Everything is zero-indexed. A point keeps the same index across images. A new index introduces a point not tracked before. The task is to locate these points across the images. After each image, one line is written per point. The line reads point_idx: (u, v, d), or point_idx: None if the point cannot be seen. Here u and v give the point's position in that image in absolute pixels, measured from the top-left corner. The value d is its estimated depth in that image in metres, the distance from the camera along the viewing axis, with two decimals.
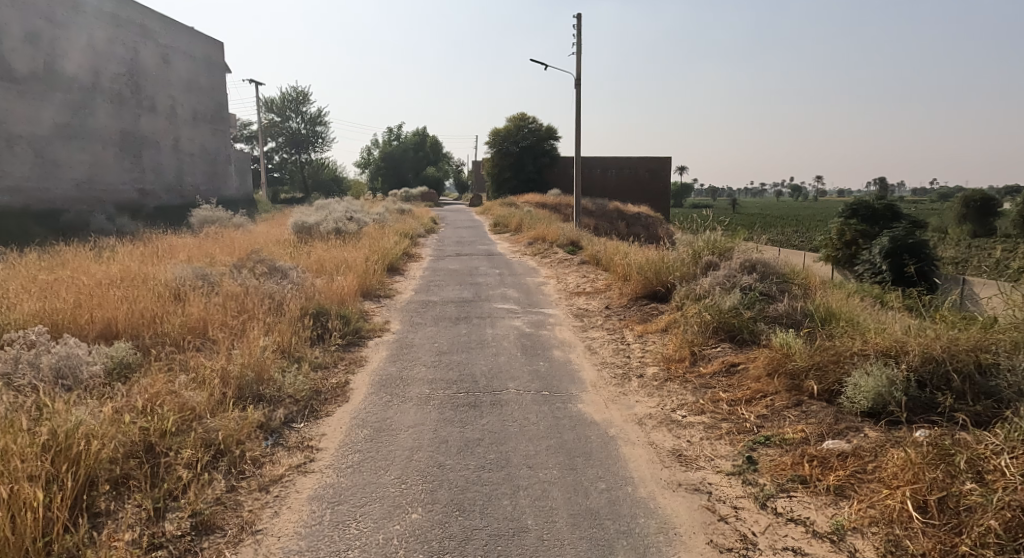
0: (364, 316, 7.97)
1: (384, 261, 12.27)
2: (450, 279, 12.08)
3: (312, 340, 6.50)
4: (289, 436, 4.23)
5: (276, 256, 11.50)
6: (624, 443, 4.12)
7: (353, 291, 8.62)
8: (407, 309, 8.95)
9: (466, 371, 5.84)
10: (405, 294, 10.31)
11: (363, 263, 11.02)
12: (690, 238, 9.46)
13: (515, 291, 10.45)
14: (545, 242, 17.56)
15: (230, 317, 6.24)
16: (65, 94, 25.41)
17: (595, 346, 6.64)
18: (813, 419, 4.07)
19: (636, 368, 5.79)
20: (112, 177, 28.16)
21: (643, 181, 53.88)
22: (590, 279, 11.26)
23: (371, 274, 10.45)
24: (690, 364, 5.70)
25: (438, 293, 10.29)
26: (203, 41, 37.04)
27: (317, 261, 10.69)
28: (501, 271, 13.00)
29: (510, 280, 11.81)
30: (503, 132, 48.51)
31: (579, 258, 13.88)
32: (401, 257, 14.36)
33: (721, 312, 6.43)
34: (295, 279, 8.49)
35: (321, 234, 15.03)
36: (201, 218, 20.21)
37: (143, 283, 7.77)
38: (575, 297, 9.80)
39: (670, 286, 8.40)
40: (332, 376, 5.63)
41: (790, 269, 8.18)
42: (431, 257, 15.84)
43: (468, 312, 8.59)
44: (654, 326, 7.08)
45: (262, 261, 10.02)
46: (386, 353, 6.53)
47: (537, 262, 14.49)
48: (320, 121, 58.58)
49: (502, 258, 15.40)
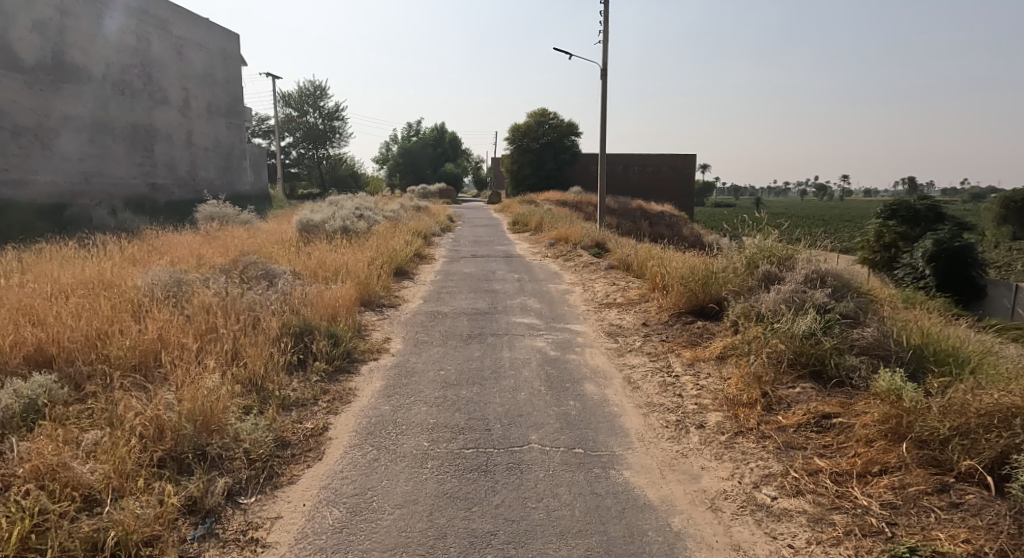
0: (363, 334, 6.83)
1: (390, 264, 11.14)
2: (464, 285, 10.90)
3: (292, 368, 5.35)
4: (229, 521, 3.13)
5: (271, 257, 10.43)
6: (694, 548, 2.95)
7: (352, 302, 7.48)
8: (412, 323, 7.77)
9: (477, 412, 4.64)
10: (411, 303, 9.17)
11: (366, 267, 9.90)
12: (740, 242, 8.18)
13: (536, 301, 9.21)
14: (568, 243, 16.28)
15: (192, 338, 5.14)
16: (75, 85, 24.75)
17: (637, 381, 5.41)
18: (971, 524, 2.86)
19: (693, 414, 4.53)
20: (122, 171, 27.50)
21: (666, 179, 52.25)
22: (620, 289, 9.98)
23: (374, 280, 9.32)
24: (765, 410, 4.44)
25: (449, 303, 9.10)
26: (218, 32, 36.22)
27: (316, 265, 9.59)
28: (521, 276, 11.79)
29: (531, 287, 10.60)
30: (523, 128, 47.28)
31: (606, 263, 12.60)
32: (412, 260, 13.22)
33: (797, 341, 5.14)
34: (285, 288, 7.37)
35: (328, 234, 13.94)
36: (207, 214, 19.30)
37: (105, 291, 6.71)
38: (605, 309, 8.57)
39: (721, 300, 7.14)
40: (309, 420, 4.47)
41: (864, 284, 6.88)
42: (444, 259, 14.71)
43: (482, 328, 7.38)
44: (707, 353, 5.84)
45: (252, 264, 8.93)
46: (383, 384, 5.35)
47: (559, 266, 13.29)
48: (338, 116, 57.81)
49: (522, 262, 14.20)
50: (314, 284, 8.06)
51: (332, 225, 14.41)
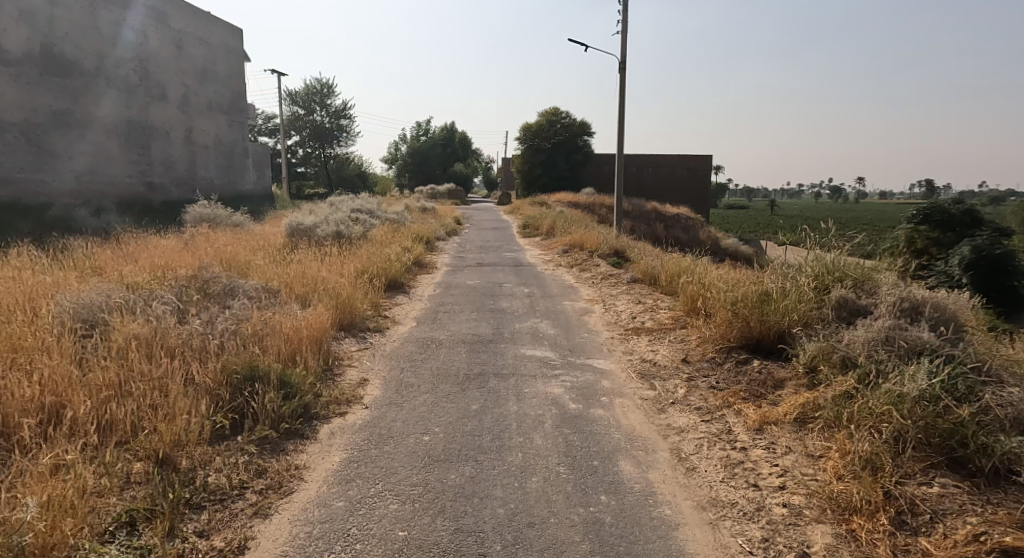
0: (330, 378, 5.41)
1: (381, 277, 9.83)
2: (467, 301, 9.55)
3: (224, 433, 3.98)
4: None
5: (244, 270, 9.15)
6: None
7: (325, 330, 6.09)
8: (399, 355, 6.39)
9: (466, 519, 3.23)
10: (401, 326, 7.84)
11: (351, 283, 8.58)
12: (799, 258, 6.79)
13: (549, 325, 7.78)
14: (584, 251, 14.85)
15: (83, 398, 3.76)
16: (66, 80, 23.58)
17: (690, 457, 3.97)
18: None
19: (783, 531, 3.12)
20: (117, 170, 26.37)
21: (681, 180, 50.62)
22: (648, 309, 8.56)
23: (358, 299, 7.99)
24: (893, 527, 3.02)
25: (447, 327, 7.68)
26: (220, 27, 35.05)
27: (293, 280, 8.30)
28: (533, 290, 10.38)
29: (543, 305, 9.17)
30: (534, 127, 45.92)
31: (628, 276, 11.15)
32: (410, 269, 11.91)
33: (918, 408, 3.66)
34: (242, 312, 5.97)
35: (320, 240, 12.56)
36: (196, 216, 17.98)
37: (12, 314, 5.41)
38: (633, 337, 7.18)
39: (783, 332, 5.72)
40: (222, 532, 3.10)
41: (969, 317, 5.42)
42: (447, 267, 13.35)
43: (483, 365, 5.97)
44: (780, 412, 4.40)
45: (216, 280, 7.57)
46: (344, 457, 3.94)
47: (575, 277, 11.92)
48: (345, 115, 56.67)
49: (532, 271, 12.83)
50: (282, 307, 6.67)
51: (323, 229, 13.04)
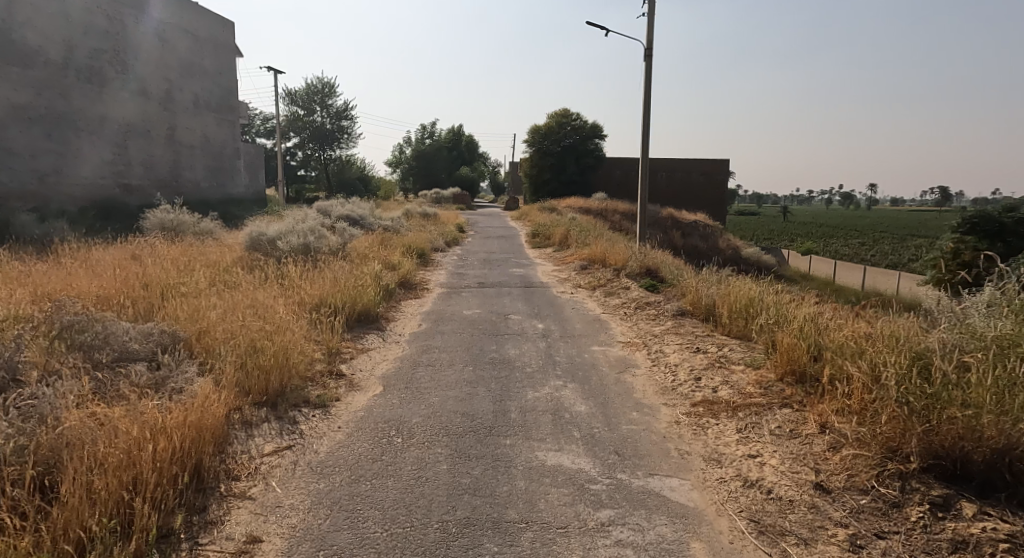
0: (182, 544, 2.94)
1: (343, 314, 7.38)
2: (461, 343, 7.04)
3: None
4: None
5: (152, 302, 6.69)
6: None
7: (208, 431, 3.62)
8: (340, 464, 3.89)
9: None
10: (359, 393, 5.32)
11: (293, 328, 6.14)
12: (985, 306, 4.29)
13: (578, 395, 5.23)
14: (608, 268, 12.28)
15: None
16: (27, 70, 21.29)
17: None
18: None
19: None
20: (88, 170, 24.07)
21: (697, 186, 48.06)
22: (716, 365, 6.02)
23: (298, 354, 5.50)
24: None
25: (425, 399, 5.13)
26: (208, 18, 32.73)
27: (213, 323, 5.85)
28: (549, 328, 7.80)
29: (566, 355, 6.58)
30: (543, 129, 43.48)
31: (672, 306, 8.62)
32: (390, 292, 9.41)
33: None
34: (57, 398, 3.50)
35: (282, 255, 10.06)
36: (156, 221, 15.50)
37: None
38: (711, 422, 4.64)
39: (1010, 451, 3.21)
40: None
41: None
42: (440, 288, 10.83)
43: (476, 498, 3.47)
44: None
45: (84, 326, 5.09)
46: None
47: (601, 306, 9.43)
48: (346, 116, 54.32)
49: (545, 295, 10.35)
50: (153, 395, 4.18)
51: (289, 239, 10.59)
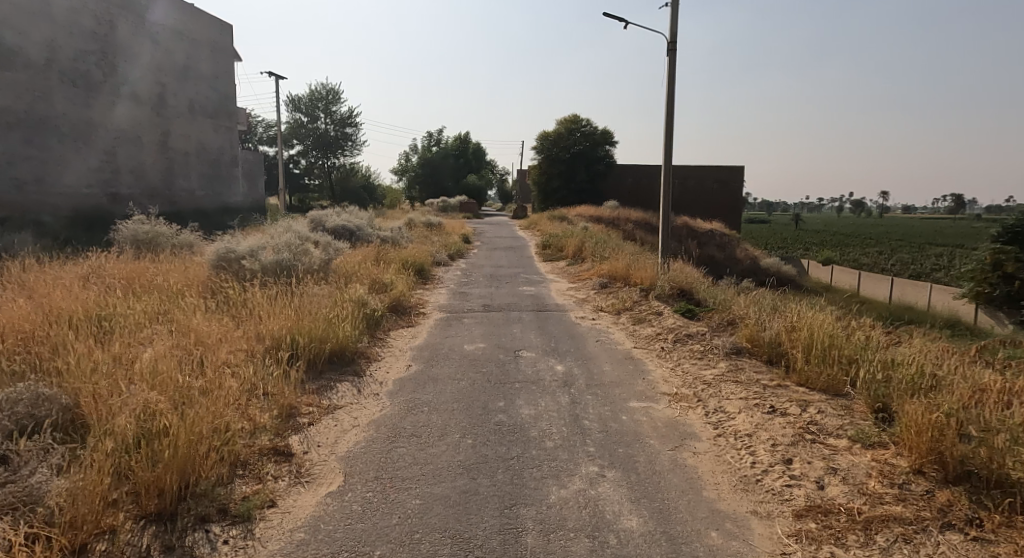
0: None
1: (304, 356, 5.78)
2: (455, 398, 5.39)
3: None
4: None
5: (48, 342, 5.06)
6: None
7: None
8: None
9: None
10: (309, 490, 3.65)
11: (224, 382, 4.50)
12: None
13: (627, 499, 3.56)
14: (632, 288, 10.64)
15: None
16: (5, 73, 19.93)
17: None
18: None
19: None
20: (73, 179, 22.69)
21: (711, 193, 46.35)
22: (807, 436, 4.32)
23: (224, 427, 3.86)
24: None
25: (403, 504, 3.47)
26: (204, 20, 31.37)
27: (110, 378, 4.22)
28: (572, 373, 6.11)
29: (598, 418, 4.90)
30: (552, 136, 41.93)
31: (723, 340, 6.92)
32: (375, 320, 7.80)
33: None
34: None
35: (249, 275, 8.49)
36: (129, 234, 13.97)
37: None
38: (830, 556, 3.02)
39: None
40: None
41: None
42: (436, 313, 9.18)
43: None
44: None
45: None
46: None
47: (629, 338, 7.74)
48: (350, 123, 53.00)
49: (561, 322, 8.70)
50: None
51: (261, 256, 9.01)
